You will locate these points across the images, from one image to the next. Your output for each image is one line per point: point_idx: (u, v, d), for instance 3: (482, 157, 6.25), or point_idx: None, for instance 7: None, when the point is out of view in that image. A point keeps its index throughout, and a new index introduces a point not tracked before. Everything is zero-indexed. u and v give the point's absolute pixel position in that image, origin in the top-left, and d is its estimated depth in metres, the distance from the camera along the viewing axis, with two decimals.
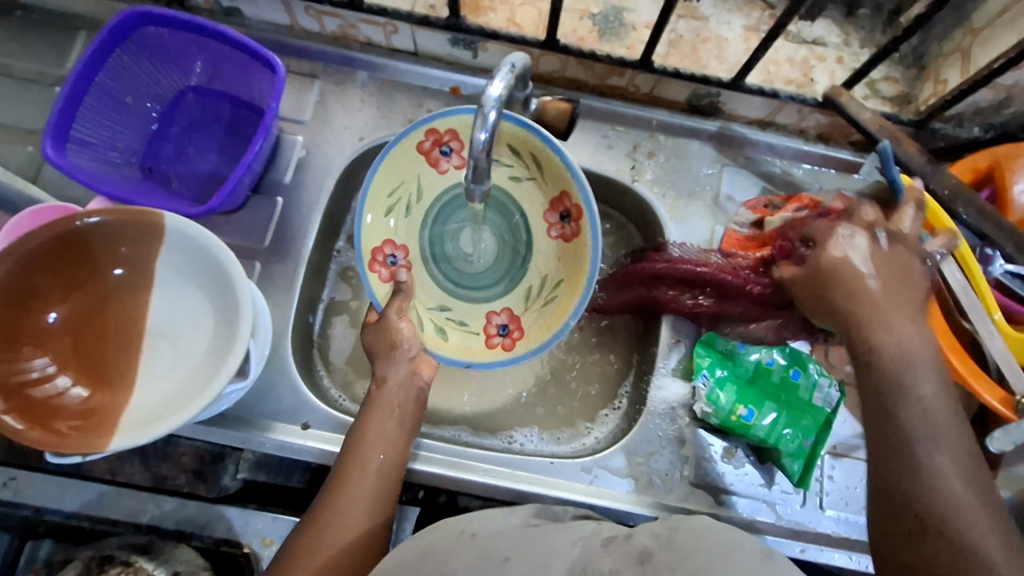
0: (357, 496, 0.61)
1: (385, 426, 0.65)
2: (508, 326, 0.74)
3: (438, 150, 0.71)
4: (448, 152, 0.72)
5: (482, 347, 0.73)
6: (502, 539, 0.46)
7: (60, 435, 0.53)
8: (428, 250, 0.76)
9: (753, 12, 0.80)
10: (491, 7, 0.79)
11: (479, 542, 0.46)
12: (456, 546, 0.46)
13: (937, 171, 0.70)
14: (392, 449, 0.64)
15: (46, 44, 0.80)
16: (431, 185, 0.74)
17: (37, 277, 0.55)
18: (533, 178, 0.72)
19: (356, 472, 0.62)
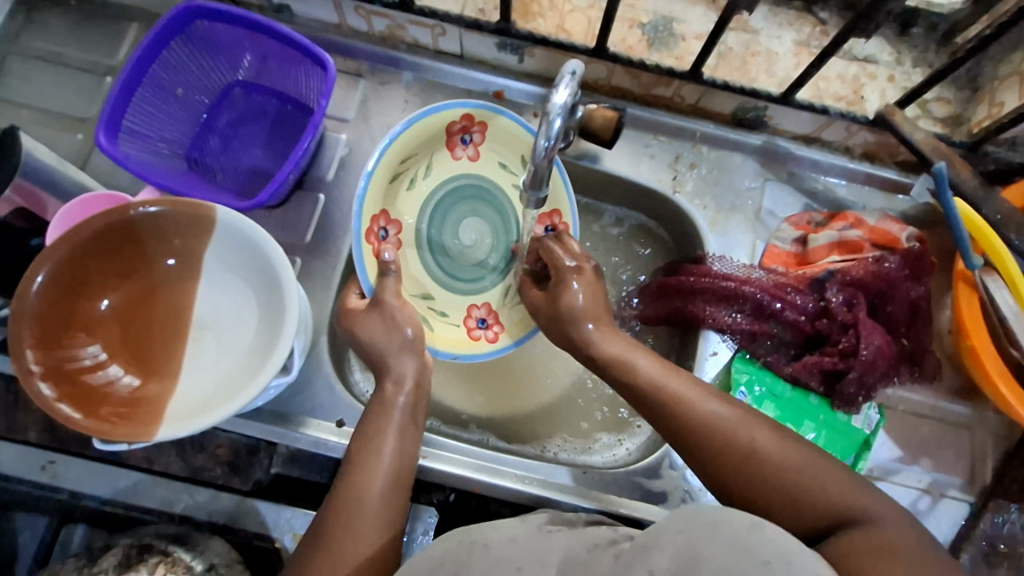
0: (366, 516, 0.56)
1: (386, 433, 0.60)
2: (486, 320, 0.78)
3: (460, 138, 0.76)
4: (467, 142, 0.77)
5: (466, 339, 0.76)
6: (514, 549, 0.47)
7: (108, 423, 0.53)
8: (423, 234, 0.78)
9: (804, 27, 0.79)
10: (540, 12, 0.79)
11: (493, 553, 0.47)
12: (467, 557, 0.47)
13: (990, 195, 0.68)
14: (400, 465, 0.59)
15: (100, 34, 0.81)
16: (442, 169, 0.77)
17: (92, 265, 0.56)
18: None
19: (361, 489, 0.57)
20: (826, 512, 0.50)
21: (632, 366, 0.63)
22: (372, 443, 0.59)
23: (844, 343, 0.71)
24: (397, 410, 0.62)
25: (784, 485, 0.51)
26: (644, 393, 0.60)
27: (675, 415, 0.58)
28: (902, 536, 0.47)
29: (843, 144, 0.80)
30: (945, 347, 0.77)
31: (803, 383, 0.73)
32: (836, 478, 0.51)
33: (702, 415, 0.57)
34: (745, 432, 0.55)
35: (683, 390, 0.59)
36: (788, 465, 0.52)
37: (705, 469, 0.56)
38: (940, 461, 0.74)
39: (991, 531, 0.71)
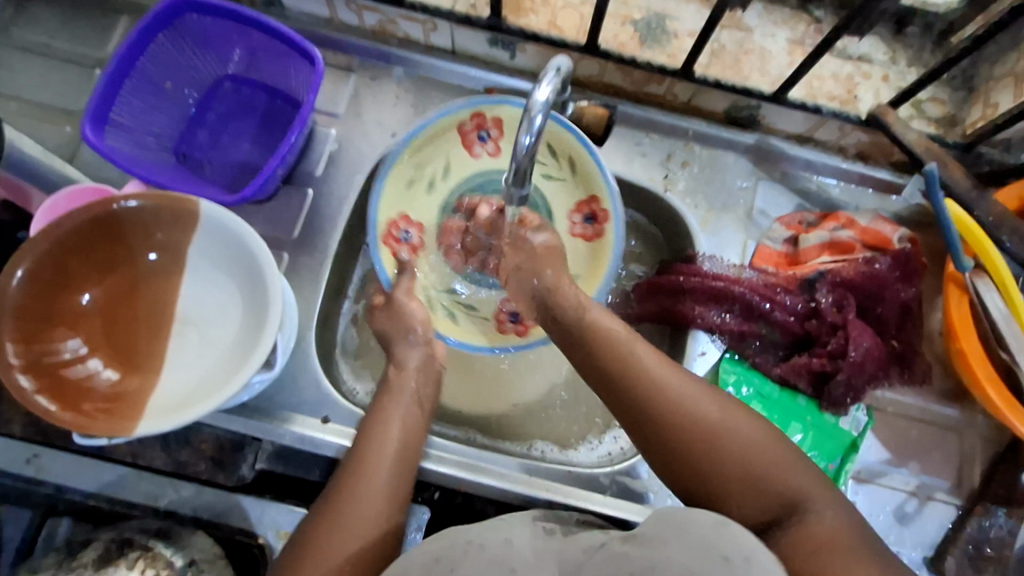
0: (373, 495, 0.57)
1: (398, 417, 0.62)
2: (520, 313, 0.73)
3: (477, 134, 0.75)
4: (485, 138, 0.76)
5: (495, 333, 0.73)
6: (509, 551, 0.47)
7: (89, 417, 0.53)
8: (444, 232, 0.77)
9: (799, 25, 0.78)
10: (532, 8, 0.78)
11: (486, 551, 0.46)
12: (460, 554, 0.46)
13: (982, 197, 0.68)
14: (405, 447, 0.61)
15: (88, 27, 0.81)
16: (461, 166, 0.77)
17: (74, 258, 0.56)
18: (563, 179, 0.75)
19: (369, 468, 0.58)
20: (767, 492, 0.50)
21: (600, 334, 0.60)
22: (380, 423, 0.61)
23: (832, 345, 0.71)
24: (405, 394, 0.64)
25: (732, 456, 0.52)
26: (608, 362, 0.58)
27: (635, 390, 0.56)
28: (848, 531, 0.48)
29: (836, 144, 0.79)
30: (935, 349, 0.76)
31: (791, 384, 0.73)
32: (794, 466, 0.51)
33: (666, 391, 0.55)
34: (699, 400, 0.54)
35: (649, 363, 0.57)
36: (749, 448, 0.52)
37: (662, 447, 0.54)
38: (928, 464, 0.74)
39: (978, 535, 0.70)
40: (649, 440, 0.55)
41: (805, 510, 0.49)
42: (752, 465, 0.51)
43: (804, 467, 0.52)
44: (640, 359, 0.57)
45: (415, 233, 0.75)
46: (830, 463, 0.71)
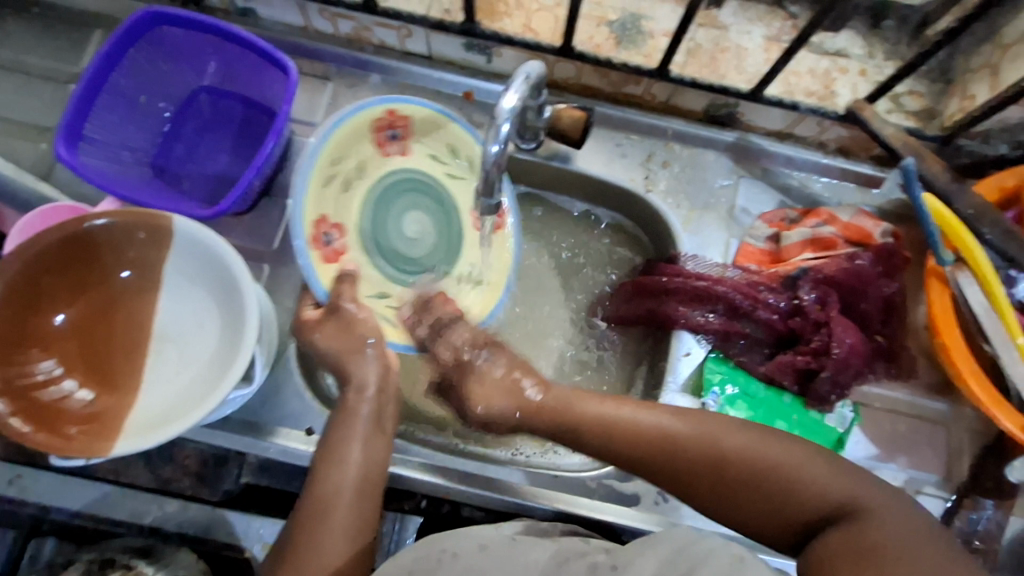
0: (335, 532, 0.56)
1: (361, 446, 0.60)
2: None
3: (387, 133, 0.75)
4: (394, 136, 0.76)
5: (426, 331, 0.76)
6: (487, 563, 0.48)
7: (65, 438, 0.53)
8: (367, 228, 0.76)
9: (775, 22, 0.78)
10: (506, 12, 0.77)
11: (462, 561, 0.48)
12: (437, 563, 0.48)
13: (962, 189, 0.68)
14: (365, 478, 0.59)
15: (61, 42, 0.80)
16: (375, 167, 0.76)
17: (45, 279, 0.55)
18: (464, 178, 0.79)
19: (327, 503, 0.57)
20: (820, 507, 0.52)
21: (610, 425, 0.59)
22: (334, 454, 0.59)
23: (816, 342, 0.71)
24: (358, 419, 0.61)
25: (767, 487, 0.54)
26: (633, 439, 0.58)
27: (669, 454, 0.57)
28: (909, 527, 0.49)
29: (816, 139, 0.79)
30: (922, 343, 0.76)
31: (777, 382, 0.72)
32: (825, 471, 0.54)
33: (694, 450, 0.56)
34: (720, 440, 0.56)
35: (669, 429, 0.57)
36: (783, 471, 0.54)
37: (712, 501, 0.56)
38: (916, 458, 0.74)
39: (966, 528, 0.70)
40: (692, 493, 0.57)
41: (849, 516, 0.51)
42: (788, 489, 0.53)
43: (842, 474, 0.54)
44: (657, 427, 0.58)
45: (337, 236, 0.73)
46: None
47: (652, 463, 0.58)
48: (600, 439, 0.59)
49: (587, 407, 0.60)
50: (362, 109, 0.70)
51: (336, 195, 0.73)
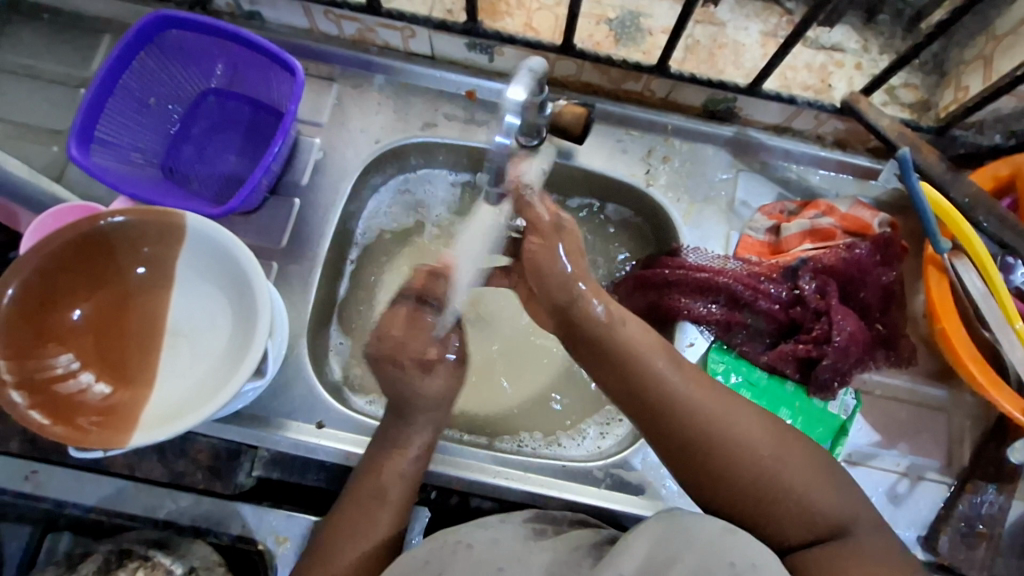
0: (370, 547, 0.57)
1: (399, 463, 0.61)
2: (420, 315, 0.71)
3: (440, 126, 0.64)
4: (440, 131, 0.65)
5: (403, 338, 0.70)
6: (497, 550, 0.47)
7: (82, 430, 0.54)
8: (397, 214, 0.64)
9: (771, 18, 0.80)
10: (508, 11, 0.79)
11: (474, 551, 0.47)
12: (449, 556, 0.47)
13: (957, 178, 0.69)
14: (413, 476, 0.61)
15: (71, 47, 0.82)
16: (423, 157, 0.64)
17: (63, 276, 0.57)
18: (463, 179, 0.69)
19: (364, 518, 0.58)
20: (804, 516, 0.52)
21: (637, 367, 0.56)
22: (376, 470, 0.60)
23: (817, 330, 0.72)
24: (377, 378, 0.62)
25: (761, 482, 0.53)
26: (649, 393, 0.56)
27: (677, 420, 0.55)
28: (888, 552, 0.51)
29: (814, 132, 0.81)
30: (920, 330, 0.77)
31: (779, 370, 0.74)
32: (821, 482, 0.54)
33: (703, 421, 0.54)
34: (728, 419, 0.55)
35: (687, 392, 0.55)
36: (787, 470, 0.53)
37: (698, 476, 0.55)
38: (918, 445, 0.75)
39: (970, 513, 0.71)
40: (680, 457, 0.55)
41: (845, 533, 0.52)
42: (780, 491, 0.53)
43: (835, 488, 0.54)
44: (674, 392, 0.55)
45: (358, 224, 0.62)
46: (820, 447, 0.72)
47: (654, 421, 0.56)
48: (621, 380, 0.57)
49: (626, 336, 0.58)
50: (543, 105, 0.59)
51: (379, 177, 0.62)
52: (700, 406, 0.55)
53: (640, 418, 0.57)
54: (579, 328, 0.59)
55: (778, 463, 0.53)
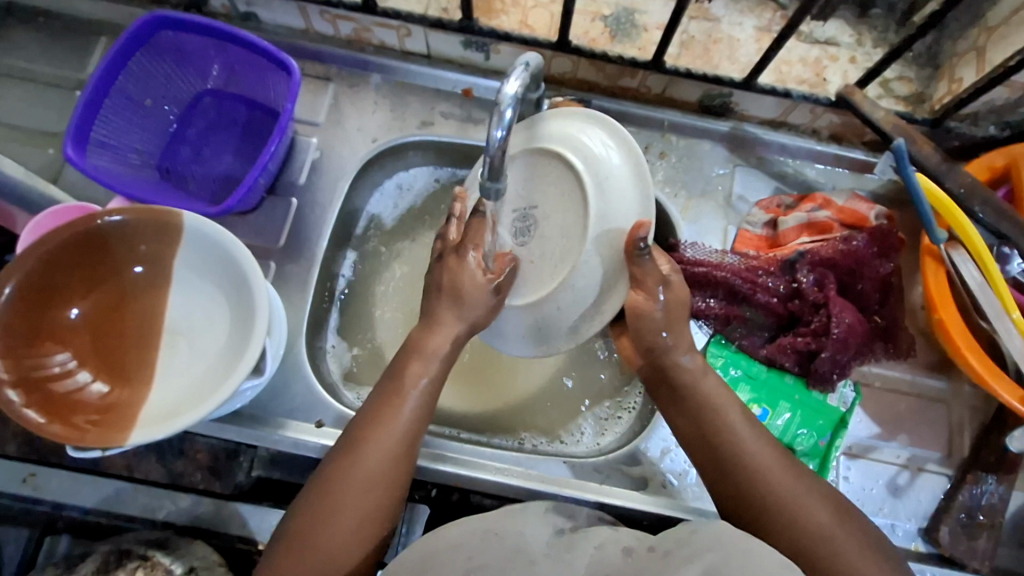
0: (347, 520, 0.53)
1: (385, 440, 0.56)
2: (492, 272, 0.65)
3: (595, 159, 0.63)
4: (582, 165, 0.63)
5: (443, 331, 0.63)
6: (525, 541, 0.45)
7: (81, 430, 0.53)
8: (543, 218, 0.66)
9: (765, 13, 0.80)
10: (503, 9, 0.79)
11: (502, 541, 0.44)
12: (477, 544, 0.44)
13: (952, 170, 0.69)
14: (408, 437, 0.57)
15: (67, 49, 0.82)
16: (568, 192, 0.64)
17: (60, 275, 0.57)
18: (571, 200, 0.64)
19: (340, 489, 0.54)
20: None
21: (714, 420, 0.59)
22: (360, 444, 0.56)
23: (816, 323, 0.72)
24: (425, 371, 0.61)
25: (804, 539, 0.52)
26: (723, 449, 0.58)
27: (735, 470, 0.57)
28: None
29: (810, 127, 0.81)
30: (918, 322, 0.77)
31: (778, 364, 0.74)
32: (867, 553, 0.51)
33: (766, 486, 0.55)
34: (782, 474, 0.56)
35: (760, 455, 0.57)
36: (834, 533, 0.52)
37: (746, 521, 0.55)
38: (918, 436, 0.75)
39: (970, 503, 0.71)
40: (734, 502, 0.57)
41: None
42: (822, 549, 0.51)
43: (871, 550, 0.52)
44: (748, 452, 0.57)
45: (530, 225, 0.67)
46: (820, 439, 0.72)
47: (721, 476, 0.58)
48: (694, 421, 0.61)
49: (706, 391, 0.61)
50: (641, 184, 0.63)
51: (554, 202, 0.65)
52: (767, 469, 0.56)
53: (708, 473, 0.59)
54: (667, 376, 0.63)
55: (829, 528, 0.53)
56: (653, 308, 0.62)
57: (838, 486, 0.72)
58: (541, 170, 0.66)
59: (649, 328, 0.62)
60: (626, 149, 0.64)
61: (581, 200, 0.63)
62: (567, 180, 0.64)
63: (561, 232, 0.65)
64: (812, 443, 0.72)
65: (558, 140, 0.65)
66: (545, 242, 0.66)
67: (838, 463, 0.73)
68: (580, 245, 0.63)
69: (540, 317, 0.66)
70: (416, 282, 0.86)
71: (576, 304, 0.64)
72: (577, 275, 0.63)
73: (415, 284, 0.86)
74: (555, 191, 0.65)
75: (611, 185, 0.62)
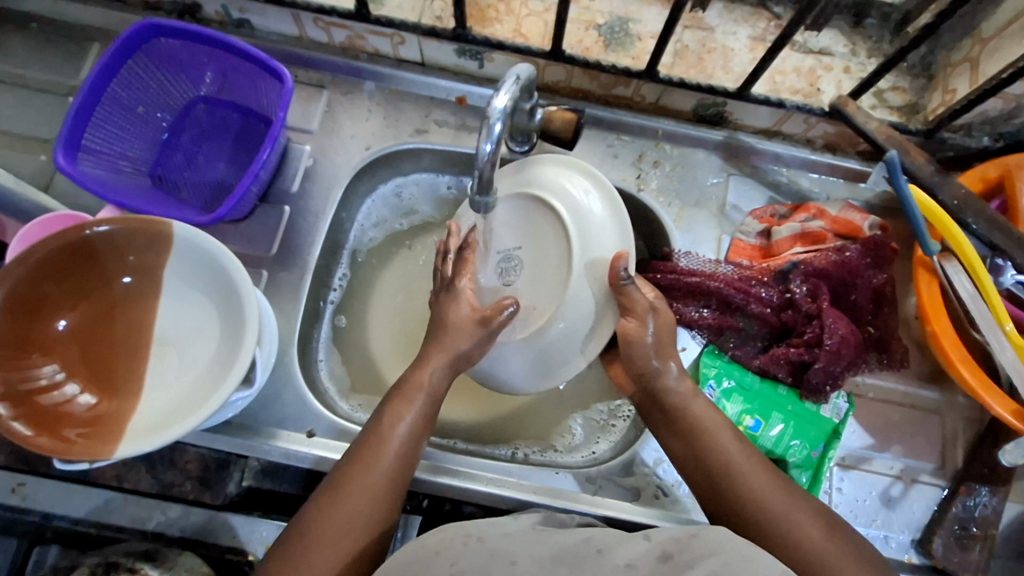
0: (329, 551, 0.52)
1: (372, 475, 0.56)
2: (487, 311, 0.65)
3: (576, 194, 0.66)
4: (567, 201, 0.66)
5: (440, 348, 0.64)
6: (508, 542, 0.45)
7: (68, 442, 0.53)
8: (530, 255, 0.67)
9: (759, 22, 0.79)
10: (497, 17, 0.78)
11: (487, 544, 0.44)
12: (461, 547, 0.44)
13: (945, 180, 0.69)
14: (397, 473, 0.57)
15: (60, 55, 0.81)
16: (552, 228, 0.66)
17: (47, 286, 0.56)
18: (556, 234, 0.65)
19: (324, 519, 0.53)
20: None
21: (702, 444, 0.60)
22: (349, 477, 0.56)
23: (809, 334, 0.72)
24: (417, 404, 0.61)
25: (799, 559, 0.51)
26: (718, 474, 0.58)
27: (727, 494, 0.57)
28: None
29: (804, 136, 0.81)
30: (912, 332, 0.77)
31: (772, 374, 0.73)
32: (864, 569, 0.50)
33: (760, 505, 0.55)
34: (774, 496, 0.55)
35: (754, 479, 0.57)
36: (831, 554, 0.51)
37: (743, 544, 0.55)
38: (911, 447, 0.75)
39: (963, 515, 0.70)
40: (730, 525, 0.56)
41: None
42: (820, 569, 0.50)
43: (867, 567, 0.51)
44: (744, 475, 0.57)
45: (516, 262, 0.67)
46: (812, 450, 0.71)
47: (716, 499, 0.58)
48: (687, 446, 0.61)
49: (697, 415, 0.61)
50: (620, 212, 0.67)
51: (540, 237, 0.66)
52: (762, 490, 0.56)
53: (703, 494, 0.59)
54: (658, 401, 0.64)
55: (824, 548, 0.52)
56: (643, 335, 0.63)
57: (831, 496, 0.72)
58: (525, 217, 0.68)
59: (640, 354, 0.64)
60: (601, 188, 0.68)
61: (563, 238, 0.65)
62: (549, 222, 0.66)
63: (550, 266, 0.65)
64: (804, 454, 0.71)
65: (539, 183, 0.68)
66: (535, 280, 0.66)
67: (831, 473, 0.73)
68: (566, 280, 0.64)
69: (541, 349, 0.65)
70: (411, 290, 0.87)
71: (571, 338, 0.64)
72: (566, 309, 0.63)
73: (412, 298, 0.86)
74: (541, 227, 0.66)
75: (590, 220, 0.65)
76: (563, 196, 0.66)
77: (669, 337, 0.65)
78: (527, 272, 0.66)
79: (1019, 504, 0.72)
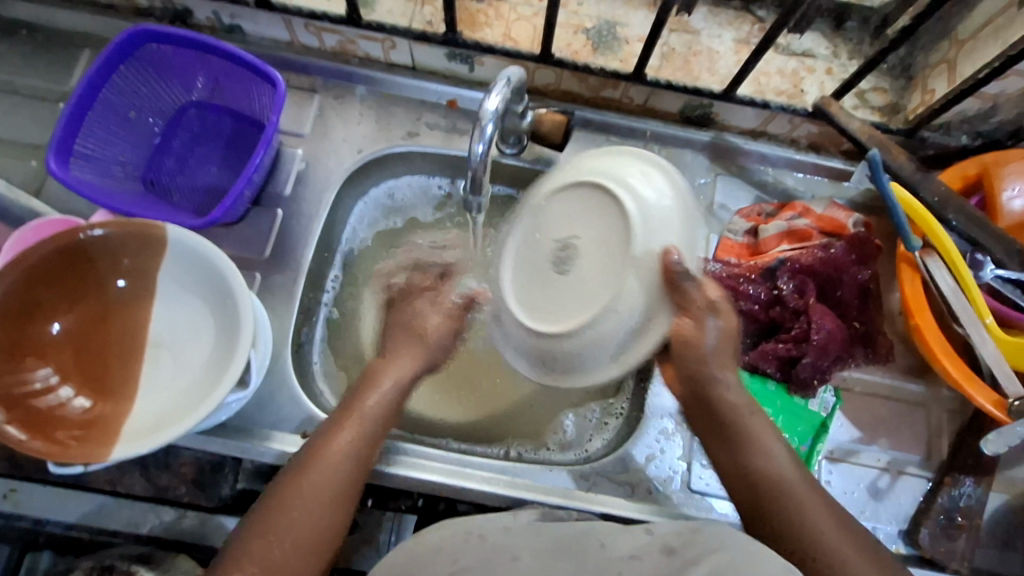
0: (315, 496, 0.54)
1: (359, 421, 0.59)
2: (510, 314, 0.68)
3: (641, 183, 0.63)
4: (631, 189, 0.62)
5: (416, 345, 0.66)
6: (506, 538, 0.46)
7: (62, 444, 0.53)
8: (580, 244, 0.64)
9: (744, 25, 0.81)
10: (487, 22, 0.79)
11: (486, 542, 0.46)
12: (461, 544, 0.45)
13: (926, 178, 0.71)
14: (378, 424, 0.60)
15: (50, 61, 0.82)
16: (609, 217, 0.63)
17: (42, 290, 0.57)
18: (615, 224, 0.62)
19: (311, 464, 0.56)
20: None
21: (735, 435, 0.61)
22: (334, 425, 0.59)
23: (796, 330, 0.73)
24: (395, 364, 0.63)
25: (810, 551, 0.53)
26: (744, 458, 0.60)
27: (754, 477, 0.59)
28: None
29: (788, 136, 0.83)
30: (896, 328, 0.79)
31: (761, 369, 0.74)
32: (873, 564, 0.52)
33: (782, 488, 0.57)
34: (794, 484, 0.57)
35: (776, 466, 0.59)
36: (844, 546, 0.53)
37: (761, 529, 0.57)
38: (897, 440, 0.76)
39: (948, 505, 0.72)
40: (751, 509, 0.58)
41: None
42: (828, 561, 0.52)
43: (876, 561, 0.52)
44: (768, 462, 0.59)
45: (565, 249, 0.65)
46: (800, 445, 0.74)
47: (740, 481, 0.60)
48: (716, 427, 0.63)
49: (736, 399, 0.63)
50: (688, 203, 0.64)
51: (586, 227, 0.64)
52: (789, 479, 0.58)
53: (729, 478, 0.62)
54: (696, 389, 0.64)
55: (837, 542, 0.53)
56: (697, 332, 0.62)
57: None
58: (587, 206, 0.64)
59: (698, 354, 0.63)
60: (674, 183, 0.64)
61: (620, 225, 0.61)
62: (609, 210, 0.63)
63: (604, 259, 0.62)
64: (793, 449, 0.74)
65: (598, 172, 0.64)
66: (586, 272, 0.63)
67: (820, 467, 0.74)
68: (625, 272, 0.60)
69: (546, 354, 0.65)
70: None
71: (614, 334, 0.61)
72: (620, 301, 0.60)
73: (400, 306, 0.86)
74: (596, 215, 0.63)
75: (654, 213, 0.62)
76: (621, 185, 0.63)
77: (728, 342, 0.64)
78: (579, 263, 0.63)
79: (1001, 493, 0.74)
